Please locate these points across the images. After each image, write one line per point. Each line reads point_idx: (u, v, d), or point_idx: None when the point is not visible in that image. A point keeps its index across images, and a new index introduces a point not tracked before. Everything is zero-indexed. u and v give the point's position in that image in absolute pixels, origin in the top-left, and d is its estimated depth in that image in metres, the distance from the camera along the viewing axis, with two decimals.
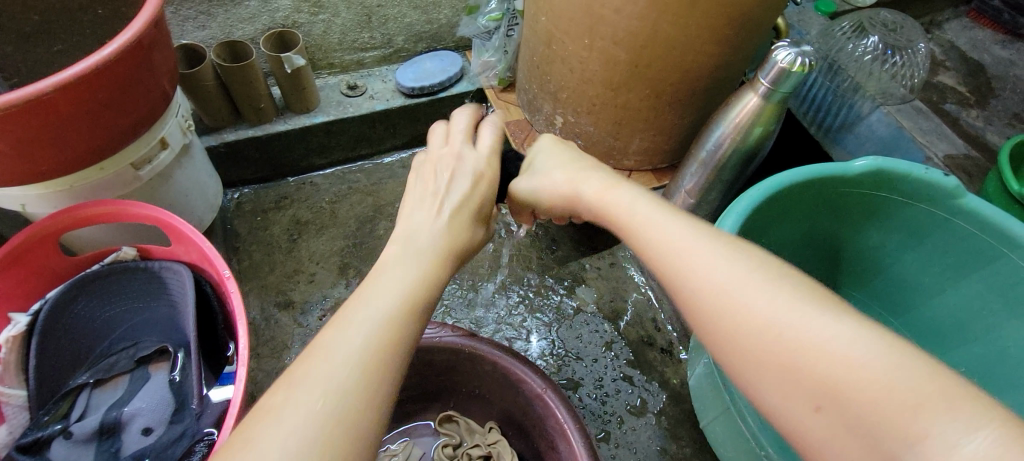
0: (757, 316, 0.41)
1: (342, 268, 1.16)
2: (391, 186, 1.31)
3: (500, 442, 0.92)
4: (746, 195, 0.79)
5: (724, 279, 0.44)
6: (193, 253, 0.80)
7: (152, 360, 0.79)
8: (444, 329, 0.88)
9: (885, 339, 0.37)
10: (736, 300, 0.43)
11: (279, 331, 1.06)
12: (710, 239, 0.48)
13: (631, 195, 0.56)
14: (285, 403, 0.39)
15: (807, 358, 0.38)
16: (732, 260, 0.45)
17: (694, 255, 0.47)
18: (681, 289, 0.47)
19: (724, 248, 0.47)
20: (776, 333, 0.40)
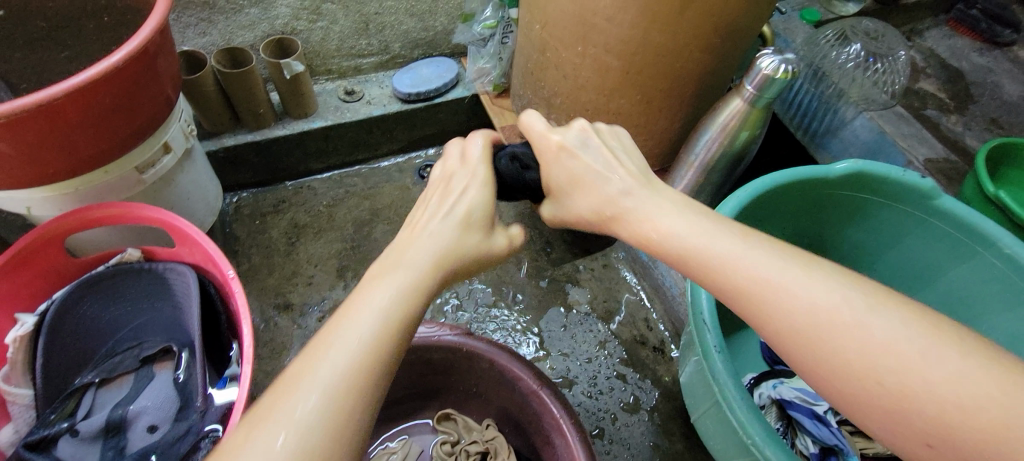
0: (884, 348, 0.44)
1: (341, 271, 1.19)
2: (388, 189, 1.34)
3: (497, 439, 0.93)
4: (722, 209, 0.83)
5: (828, 300, 0.47)
6: (196, 254, 0.81)
7: (157, 359, 0.79)
8: (443, 328, 0.91)
9: (1002, 371, 0.41)
10: (860, 331, 0.45)
11: (278, 333, 1.09)
12: (793, 264, 0.50)
13: (679, 215, 0.57)
14: (245, 442, 0.42)
15: (940, 393, 0.41)
16: (831, 286, 0.48)
17: (801, 287, 0.48)
18: (765, 307, 0.49)
19: (804, 277, 0.49)
20: (886, 351, 0.44)
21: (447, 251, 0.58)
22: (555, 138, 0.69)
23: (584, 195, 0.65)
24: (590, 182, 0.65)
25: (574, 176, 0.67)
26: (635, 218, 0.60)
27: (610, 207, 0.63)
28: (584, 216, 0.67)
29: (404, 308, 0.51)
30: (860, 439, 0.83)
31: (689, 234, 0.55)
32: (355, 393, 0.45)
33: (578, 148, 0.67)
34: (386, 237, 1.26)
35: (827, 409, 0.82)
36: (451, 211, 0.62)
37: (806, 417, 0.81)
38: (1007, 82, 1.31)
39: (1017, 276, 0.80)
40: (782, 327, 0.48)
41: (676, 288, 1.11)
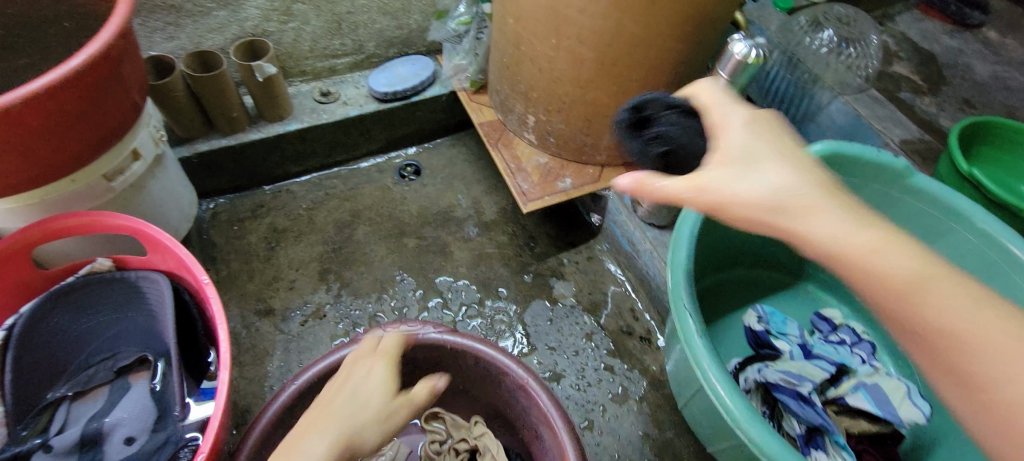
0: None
1: (322, 274, 1.18)
2: (368, 190, 1.33)
3: (485, 435, 0.91)
4: None
5: (972, 313, 0.44)
6: (169, 261, 0.79)
7: (132, 370, 0.78)
8: (427, 326, 0.89)
9: None
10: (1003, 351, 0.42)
11: (260, 339, 1.07)
12: (941, 267, 0.46)
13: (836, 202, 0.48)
14: None
15: None
16: (976, 300, 0.44)
17: (949, 295, 0.45)
18: (960, 343, 0.44)
19: (982, 303, 0.44)
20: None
21: (349, 432, 0.61)
22: (734, 110, 0.56)
23: (759, 174, 0.50)
24: (770, 163, 0.50)
25: (750, 155, 0.51)
26: (818, 221, 0.48)
27: (793, 201, 0.48)
28: (737, 197, 0.50)
29: None
30: (846, 418, 0.83)
31: (889, 251, 0.46)
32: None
33: (765, 126, 0.54)
34: (368, 239, 1.25)
35: (810, 389, 0.82)
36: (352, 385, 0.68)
37: (790, 398, 0.82)
38: (978, 63, 1.33)
39: (992, 249, 0.82)
40: (927, 326, 0.45)
41: (660, 276, 1.11)
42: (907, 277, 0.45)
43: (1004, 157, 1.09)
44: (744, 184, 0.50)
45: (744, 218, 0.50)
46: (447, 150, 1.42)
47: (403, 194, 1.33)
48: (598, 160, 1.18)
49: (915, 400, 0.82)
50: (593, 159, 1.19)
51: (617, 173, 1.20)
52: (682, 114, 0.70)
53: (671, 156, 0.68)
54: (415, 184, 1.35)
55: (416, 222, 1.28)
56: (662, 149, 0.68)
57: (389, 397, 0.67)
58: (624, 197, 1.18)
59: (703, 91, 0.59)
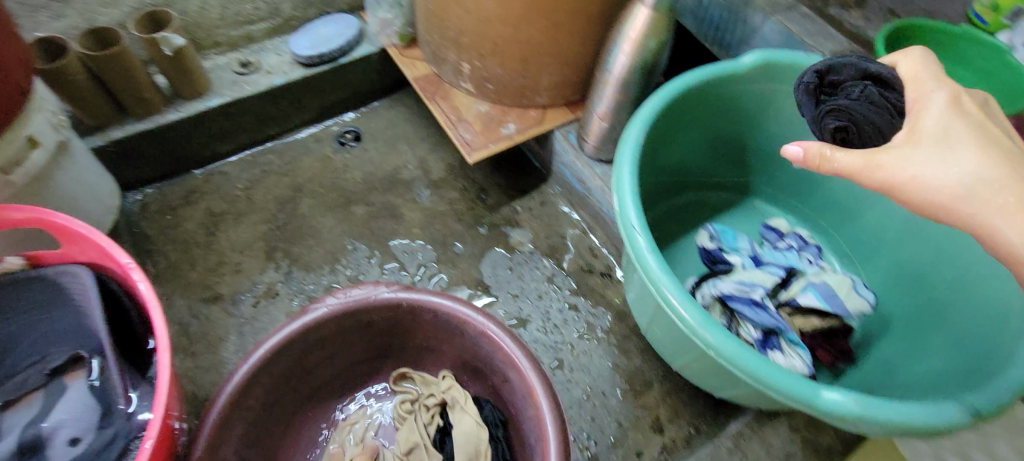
0: None
1: (269, 253, 1.13)
2: (307, 162, 1.27)
3: (453, 388, 0.91)
4: (638, 117, 0.81)
5: None
6: (89, 251, 0.73)
7: (67, 370, 0.73)
8: (381, 285, 0.85)
9: None
10: None
11: (211, 326, 1.03)
12: None
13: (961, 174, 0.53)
14: None
15: None
16: None
17: None
18: None
19: None
20: None
21: None
22: (933, 90, 0.59)
23: (954, 161, 0.53)
24: (976, 152, 0.53)
25: (947, 143, 0.54)
26: (998, 212, 0.51)
27: (974, 193, 0.52)
28: (910, 178, 0.54)
29: None
30: (799, 318, 0.86)
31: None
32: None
33: (984, 113, 0.56)
34: (313, 211, 1.20)
35: (762, 294, 0.85)
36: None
37: (745, 306, 0.84)
38: None
39: None
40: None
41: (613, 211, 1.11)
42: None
43: (981, 60, 1.03)
44: (928, 169, 0.54)
45: (921, 200, 0.54)
46: (385, 112, 1.37)
47: (344, 162, 1.28)
48: (539, 102, 1.15)
49: (859, 290, 0.88)
50: (534, 102, 1.16)
51: (560, 113, 1.18)
52: (887, 89, 0.66)
53: (844, 134, 0.68)
54: (356, 150, 1.30)
55: (361, 189, 1.24)
56: (838, 122, 0.67)
57: None
58: (569, 137, 1.16)
59: (911, 60, 0.62)
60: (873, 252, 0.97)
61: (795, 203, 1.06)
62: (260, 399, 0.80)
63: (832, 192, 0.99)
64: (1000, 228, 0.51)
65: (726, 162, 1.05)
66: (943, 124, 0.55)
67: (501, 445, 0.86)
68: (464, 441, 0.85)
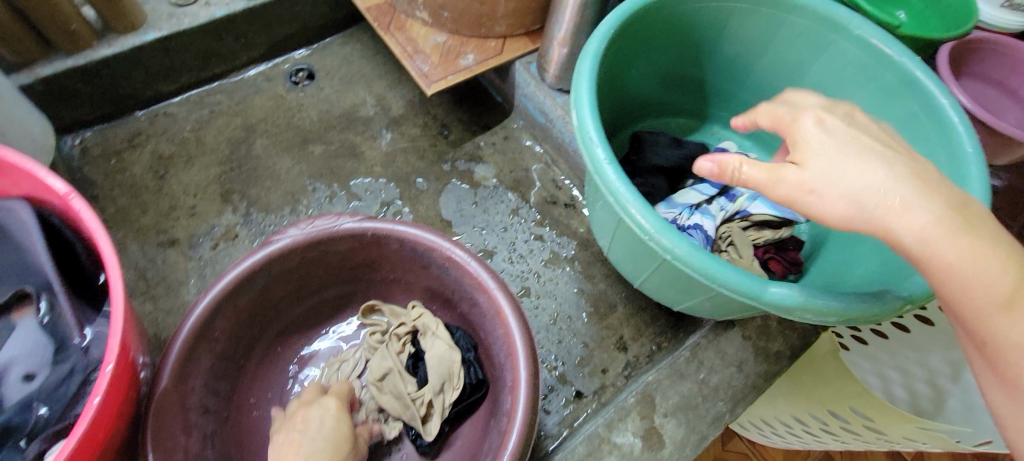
0: (1008, 311, 0.50)
1: (225, 195, 1.10)
2: (259, 101, 1.21)
3: (424, 316, 0.92)
4: (595, 35, 0.79)
5: (971, 271, 0.51)
6: (23, 184, 0.69)
7: (14, 307, 0.70)
8: (343, 216, 0.84)
9: None
10: (991, 295, 0.51)
11: (169, 269, 1.01)
12: (948, 226, 0.52)
13: (855, 183, 0.56)
14: None
15: None
16: (984, 256, 0.51)
17: (948, 256, 0.52)
18: (992, 323, 0.51)
19: (984, 255, 0.51)
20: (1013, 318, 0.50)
21: None
22: (805, 114, 0.63)
23: (848, 175, 0.56)
24: (877, 167, 0.56)
25: (841, 158, 0.57)
26: (896, 218, 0.54)
27: (875, 204, 0.54)
28: (810, 190, 0.58)
29: None
30: (753, 231, 0.92)
31: (966, 255, 0.51)
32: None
33: (857, 135, 0.59)
34: (269, 152, 1.16)
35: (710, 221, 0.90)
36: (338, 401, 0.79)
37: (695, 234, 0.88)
38: None
39: (868, 55, 0.86)
40: (946, 278, 0.52)
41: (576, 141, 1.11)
42: (963, 273, 0.51)
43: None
44: (827, 182, 0.57)
45: (826, 216, 0.57)
46: (339, 48, 1.31)
47: (299, 101, 1.23)
48: (497, 32, 1.12)
49: None
50: (493, 31, 1.13)
51: (520, 43, 1.15)
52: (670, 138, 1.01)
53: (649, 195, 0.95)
54: (311, 88, 1.25)
55: (318, 128, 1.20)
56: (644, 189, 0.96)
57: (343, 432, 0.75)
58: (529, 67, 1.14)
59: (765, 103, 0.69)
60: None
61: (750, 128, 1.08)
62: (226, 332, 0.79)
63: None
64: (905, 235, 0.54)
65: (684, 87, 1.06)
66: (829, 143, 0.59)
67: (472, 366, 0.87)
68: (436, 364, 0.86)
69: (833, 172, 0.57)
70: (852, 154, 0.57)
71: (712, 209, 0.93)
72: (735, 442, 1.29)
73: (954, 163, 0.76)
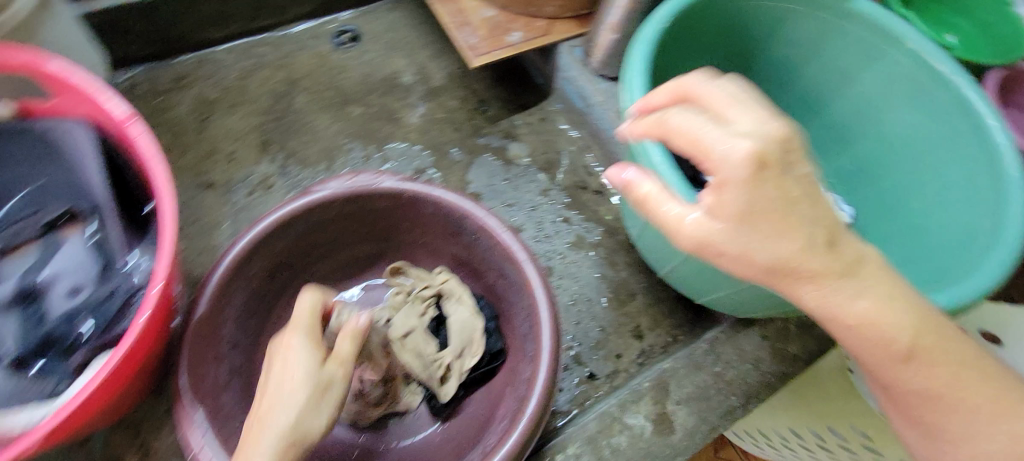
0: (906, 364, 0.51)
1: (264, 145, 1.11)
2: (303, 58, 1.23)
3: (450, 282, 0.93)
4: (649, 22, 0.80)
5: (880, 332, 0.49)
6: (82, 105, 0.71)
7: (62, 225, 0.71)
8: (382, 175, 0.85)
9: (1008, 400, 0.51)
10: (895, 350, 0.50)
11: (205, 210, 1.03)
12: (861, 286, 0.49)
13: (768, 249, 0.48)
14: None
15: (942, 401, 0.51)
16: (891, 314, 0.49)
17: (861, 318, 0.49)
18: (892, 371, 0.52)
19: (894, 315, 0.49)
20: (914, 367, 0.51)
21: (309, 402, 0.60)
22: (730, 141, 0.47)
23: (764, 242, 0.48)
24: (794, 231, 0.48)
25: (758, 221, 0.47)
26: (810, 282, 0.49)
27: (792, 270, 0.49)
28: (724, 251, 0.50)
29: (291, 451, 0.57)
30: None
31: (876, 314, 0.49)
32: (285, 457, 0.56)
33: (780, 186, 0.47)
34: (309, 108, 1.18)
35: None
36: (302, 327, 0.67)
37: None
38: None
39: (919, 70, 0.86)
40: (860, 337, 0.50)
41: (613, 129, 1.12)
42: (879, 332, 0.49)
43: (999, 28, 0.98)
44: (741, 246, 0.49)
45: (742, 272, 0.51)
46: (387, 14, 1.32)
47: (342, 61, 1.24)
48: (546, 12, 1.12)
49: (841, 205, 0.95)
50: (542, 12, 1.13)
51: (567, 27, 1.15)
52: None
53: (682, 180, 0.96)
54: (355, 51, 1.26)
55: (359, 90, 1.21)
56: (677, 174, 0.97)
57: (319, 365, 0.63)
58: (574, 51, 1.15)
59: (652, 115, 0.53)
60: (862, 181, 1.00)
61: None
62: (260, 272, 0.81)
63: (830, 120, 1.01)
64: (820, 301, 0.50)
65: None
66: (749, 197, 0.47)
67: (492, 335, 0.89)
68: (459, 328, 0.88)
69: (747, 237, 0.49)
70: (768, 212, 0.48)
71: None
72: (728, 452, 1.29)
73: (994, 187, 0.76)
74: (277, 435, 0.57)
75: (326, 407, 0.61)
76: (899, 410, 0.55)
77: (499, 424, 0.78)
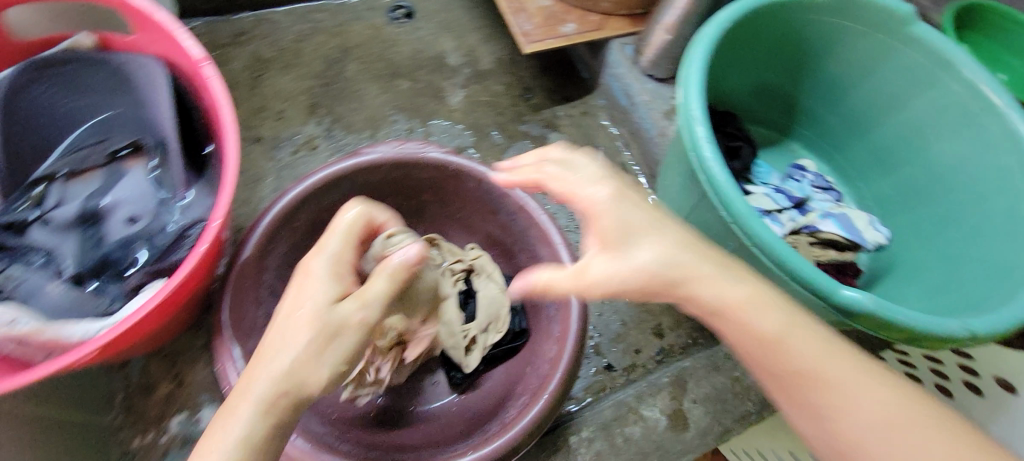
0: (803, 363, 0.52)
1: (312, 108, 1.14)
2: (358, 28, 1.25)
3: (482, 258, 0.93)
4: (712, 22, 0.81)
5: (764, 330, 0.53)
6: (160, 44, 0.73)
7: (128, 156, 0.74)
8: (430, 146, 0.88)
9: (905, 399, 0.51)
10: (786, 345, 0.53)
11: (250, 163, 1.06)
12: (739, 282, 0.55)
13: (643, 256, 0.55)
14: (204, 446, 0.47)
15: (842, 408, 0.51)
16: (771, 309, 0.54)
17: (743, 314, 0.54)
18: (796, 379, 0.52)
19: (773, 309, 0.54)
20: (812, 367, 0.52)
21: (314, 344, 0.51)
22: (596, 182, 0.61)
23: (642, 249, 0.55)
24: (661, 235, 0.56)
25: (638, 230, 0.56)
26: (698, 285, 0.55)
27: (672, 272, 0.55)
28: (610, 272, 0.55)
29: (281, 392, 0.49)
30: (818, 248, 0.93)
31: (755, 300, 0.54)
32: (274, 410, 0.49)
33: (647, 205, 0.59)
34: (359, 77, 1.20)
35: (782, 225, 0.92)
36: (332, 257, 0.59)
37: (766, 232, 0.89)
38: None
39: (972, 100, 0.86)
40: (757, 337, 0.53)
41: (654, 129, 1.13)
42: (762, 331, 0.53)
43: None
44: (623, 258, 0.56)
45: (631, 288, 0.56)
46: None
47: (395, 36, 1.26)
48: (602, 8, 1.14)
49: (875, 226, 0.97)
50: (598, 7, 1.15)
51: (621, 24, 1.16)
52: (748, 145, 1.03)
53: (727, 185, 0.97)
54: (408, 27, 1.28)
55: (409, 65, 1.23)
56: None
57: (337, 299, 0.55)
58: (625, 49, 1.16)
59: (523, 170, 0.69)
60: (897, 209, 0.99)
61: (830, 153, 1.09)
62: (305, 225, 0.84)
63: (873, 144, 1.02)
64: (706, 300, 0.55)
65: (774, 99, 1.07)
66: (620, 217, 0.57)
67: (518, 315, 0.91)
68: (487, 304, 0.88)
69: (627, 249, 0.56)
70: (638, 221, 0.57)
71: (782, 217, 0.95)
72: None
73: None
74: (269, 381, 0.50)
75: (330, 361, 0.52)
76: (803, 417, 0.53)
77: (518, 399, 0.79)
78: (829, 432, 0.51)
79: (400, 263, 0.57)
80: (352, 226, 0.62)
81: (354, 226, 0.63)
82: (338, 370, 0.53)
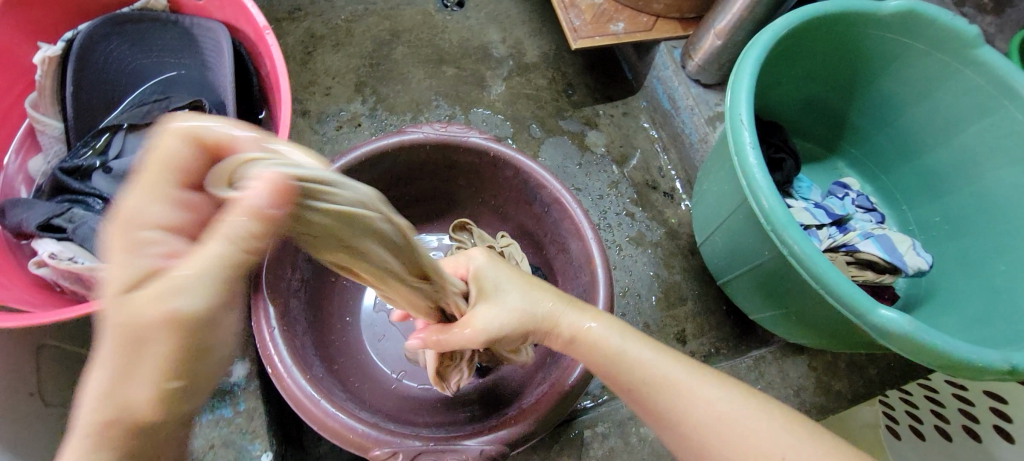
0: (647, 370, 0.56)
1: (359, 87, 1.17)
2: (410, 13, 1.28)
3: (512, 246, 0.96)
4: (769, 29, 0.80)
5: (614, 351, 0.57)
6: (226, 11, 0.77)
7: (186, 113, 0.77)
8: (472, 130, 0.89)
9: (740, 393, 0.53)
10: (628, 358, 0.57)
11: (296, 135, 1.09)
12: (584, 313, 0.60)
13: (510, 296, 0.61)
14: None
15: (684, 405, 0.53)
16: (610, 332, 0.59)
17: (595, 337, 0.59)
18: (639, 388, 0.55)
19: (616, 329, 0.59)
20: (656, 375, 0.55)
21: (133, 344, 0.34)
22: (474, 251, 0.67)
23: (510, 293, 0.61)
24: (522, 283, 0.62)
25: (506, 277, 0.62)
26: (557, 315, 0.60)
27: (533, 310, 0.60)
28: (488, 312, 0.60)
29: (112, 416, 0.34)
30: (855, 268, 0.91)
31: (593, 328, 0.59)
32: (105, 448, 0.34)
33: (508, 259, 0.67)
34: (406, 60, 1.22)
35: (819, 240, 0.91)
36: (132, 221, 0.35)
37: None
38: None
39: None
40: (610, 361, 0.57)
41: (695, 135, 1.12)
42: (606, 350, 0.58)
43: None
44: (491, 300, 0.61)
45: (506, 331, 0.60)
46: None
47: (445, 23, 1.28)
48: (654, 9, 1.13)
49: (918, 251, 0.92)
50: (649, 8, 1.14)
51: (670, 27, 1.16)
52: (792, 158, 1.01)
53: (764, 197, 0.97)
54: (458, 15, 1.30)
55: (455, 53, 1.25)
56: None
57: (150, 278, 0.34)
58: (673, 52, 1.15)
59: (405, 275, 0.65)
60: (941, 236, 0.97)
61: (876, 173, 1.06)
62: None
63: (922, 167, 0.99)
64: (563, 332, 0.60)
65: (822, 113, 1.05)
66: (494, 270, 0.63)
67: None
68: None
69: (500, 292, 0.61)
70: (509, 273, 0.63)
71: (820, 234, 0.94)
72: None
73: None
74: (88, 414, 0.34)
75: (149, 379, 0.34)
76: (659, 426, 0.55)
77: (535, 387, 0.80)
78: (677, 437, 0.54)
79: (249, 213, 0.36)
80: (164, 164, 0.35)
81: (169, 155, 0.35)
82: (170, 389, 0.35)
